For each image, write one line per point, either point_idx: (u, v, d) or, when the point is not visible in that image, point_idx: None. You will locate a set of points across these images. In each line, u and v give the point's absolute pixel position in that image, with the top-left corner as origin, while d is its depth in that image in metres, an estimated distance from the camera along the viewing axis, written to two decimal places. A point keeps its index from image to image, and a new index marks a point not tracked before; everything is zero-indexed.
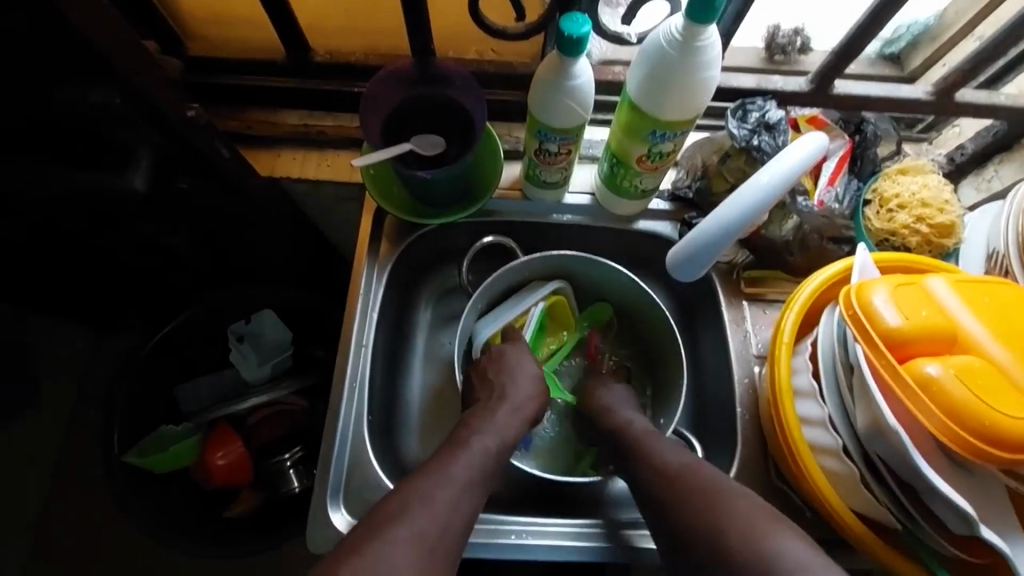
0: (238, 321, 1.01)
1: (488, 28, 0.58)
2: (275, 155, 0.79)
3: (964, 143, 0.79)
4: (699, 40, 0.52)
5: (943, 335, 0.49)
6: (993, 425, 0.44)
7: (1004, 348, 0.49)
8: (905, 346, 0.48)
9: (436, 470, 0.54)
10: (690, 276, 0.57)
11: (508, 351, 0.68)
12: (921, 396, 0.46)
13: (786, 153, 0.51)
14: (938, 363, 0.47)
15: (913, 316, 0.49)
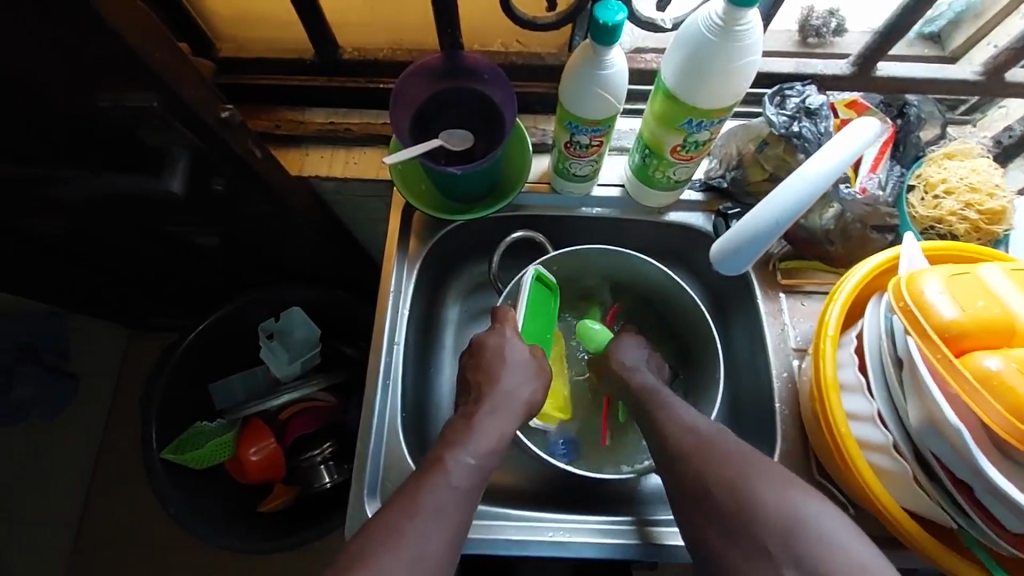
0: (268, 320, 1.02)
1: (519, 20, 0.57)
2: (303, 154, 0.80)
3: (1011, 124, 0.76)
4: (739, 25, 0.50)
5: (1001, 327, 0.47)
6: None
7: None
8: (961, 339, 0.46)
9: (416, 499, 0.51)
10: (736, 270, 0.57)
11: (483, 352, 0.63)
12: (979, 391, 0.44)
13: (828, 147, 0.48)
14: (998, 356, 0.45)
15: (968, 308, 0.47)
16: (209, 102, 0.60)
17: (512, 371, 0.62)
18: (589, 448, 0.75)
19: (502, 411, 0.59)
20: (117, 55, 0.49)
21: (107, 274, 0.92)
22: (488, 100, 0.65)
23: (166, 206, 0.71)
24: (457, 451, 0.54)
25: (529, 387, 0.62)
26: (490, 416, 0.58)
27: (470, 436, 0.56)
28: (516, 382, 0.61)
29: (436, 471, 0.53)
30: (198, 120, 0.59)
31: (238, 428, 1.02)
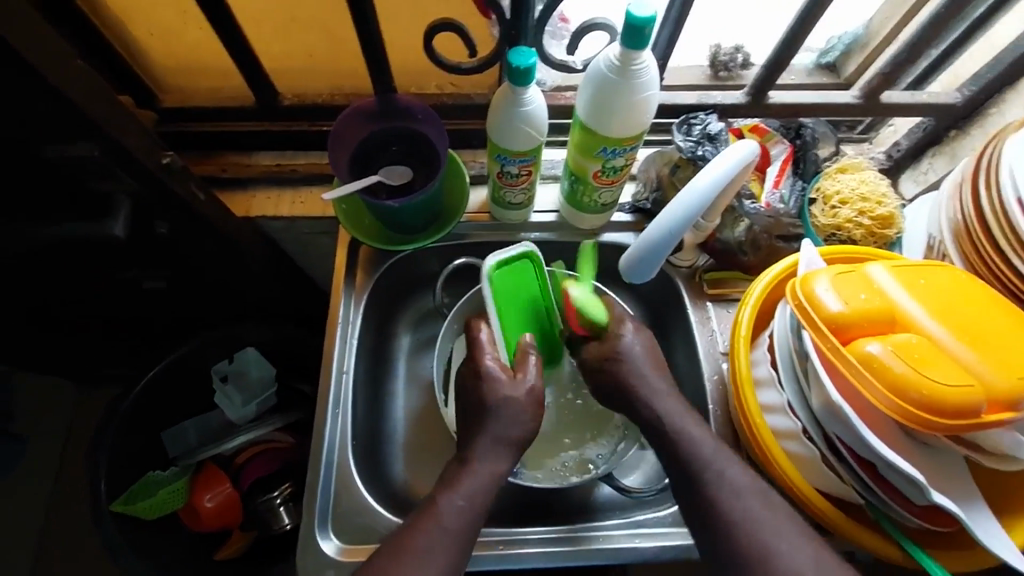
0: (220, 361, 1.02)
1: (441, 64, 0.62)
2: (250, 196, 0.83)
3: (898, 139, 0.85)
4: (635, 64, 0.56)
5: (883, 317, 0.52)
6: (930, 397, 0.47)
7: (940, 325, 0.52)
8: (847, 329, 0.52)
9: (401, 550, 0.53)
10: (645, 278, 0.59)
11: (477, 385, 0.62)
12: (866, 375, 0.49)
13: (708, 164, 0.53)
14: (878, 342, 0.50)
15: (852, 301, 0.52)
16: (150, 149, 0.62)
17: (508, 419, 0.60)
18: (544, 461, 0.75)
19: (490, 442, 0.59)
20: (54, 107, 0.51)
21: (54, 326, 0.91)
22: (424, 137, 0.70)
23: (112, 252, 0.72)
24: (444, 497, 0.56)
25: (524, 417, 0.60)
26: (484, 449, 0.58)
27: (460, 474, 0.57)
28: (506, 422, 0.59)
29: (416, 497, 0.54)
30: (139, 166, 0.61)
31: (190, 475, 0.99)
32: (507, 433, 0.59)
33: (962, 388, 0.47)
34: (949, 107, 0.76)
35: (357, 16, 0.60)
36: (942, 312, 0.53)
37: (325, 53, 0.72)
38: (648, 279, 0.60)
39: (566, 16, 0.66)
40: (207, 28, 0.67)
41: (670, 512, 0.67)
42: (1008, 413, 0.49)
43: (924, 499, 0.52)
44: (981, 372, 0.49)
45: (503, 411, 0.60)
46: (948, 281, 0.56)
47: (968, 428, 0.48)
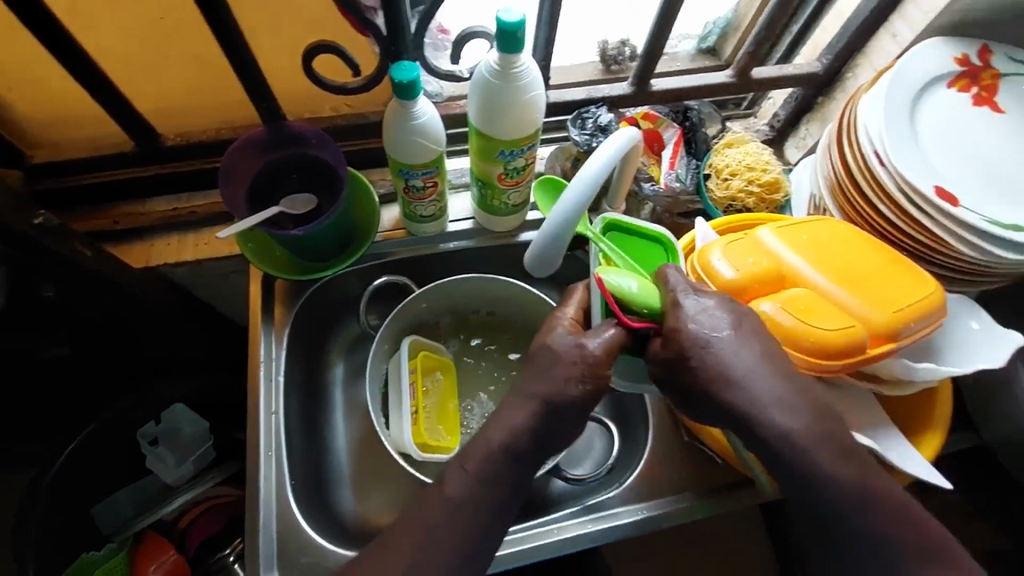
0: (146, 424, 0.95)
1: (327, 86, 0.61)
2: (148, 246, 0.79)
3: (777, 110, 0.91)
4: (515, 67, 0.58)
5: (772, 276, 0.57)
6: (818, 344, 0.52)
7: (824, 275, 0.56)
8: (742, 293, 0.56)
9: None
10: (549, 273, 0.56)
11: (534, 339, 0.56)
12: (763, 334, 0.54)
13: (596, 149, 0.53)
14: (770, 301, 0.54)
15: (743, 267, 0.56)
16: (19, 211, 0.58)
17: (542, 372, 0.53)
18: None
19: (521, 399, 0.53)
20: None
21: None
22: (322, 161, 0.69)
23: None
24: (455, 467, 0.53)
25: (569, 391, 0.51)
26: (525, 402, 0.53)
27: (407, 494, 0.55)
28: (543, 378, 0.52)
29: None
30: (7, 231, 0.57)
31: (128, 548, 0.93)
32: (556, 395, 0.51)
33: (845, 330, 0.52)
34: (811, 76, 0.82)
35: (229, 49, 0.60)
36: (824, 263, 0.57)
37: (208, 87, 0.71)
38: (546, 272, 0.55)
39: (444, 27, 0.68)
40: (69, 75, 0.63)
41: (618, 493, 0.69)
42: (888, 344, 0.54)
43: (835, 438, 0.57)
44: (861, 312, 0.54)
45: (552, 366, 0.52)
46: (827, 232, 0.60)
47: (855, 362, 0.53)
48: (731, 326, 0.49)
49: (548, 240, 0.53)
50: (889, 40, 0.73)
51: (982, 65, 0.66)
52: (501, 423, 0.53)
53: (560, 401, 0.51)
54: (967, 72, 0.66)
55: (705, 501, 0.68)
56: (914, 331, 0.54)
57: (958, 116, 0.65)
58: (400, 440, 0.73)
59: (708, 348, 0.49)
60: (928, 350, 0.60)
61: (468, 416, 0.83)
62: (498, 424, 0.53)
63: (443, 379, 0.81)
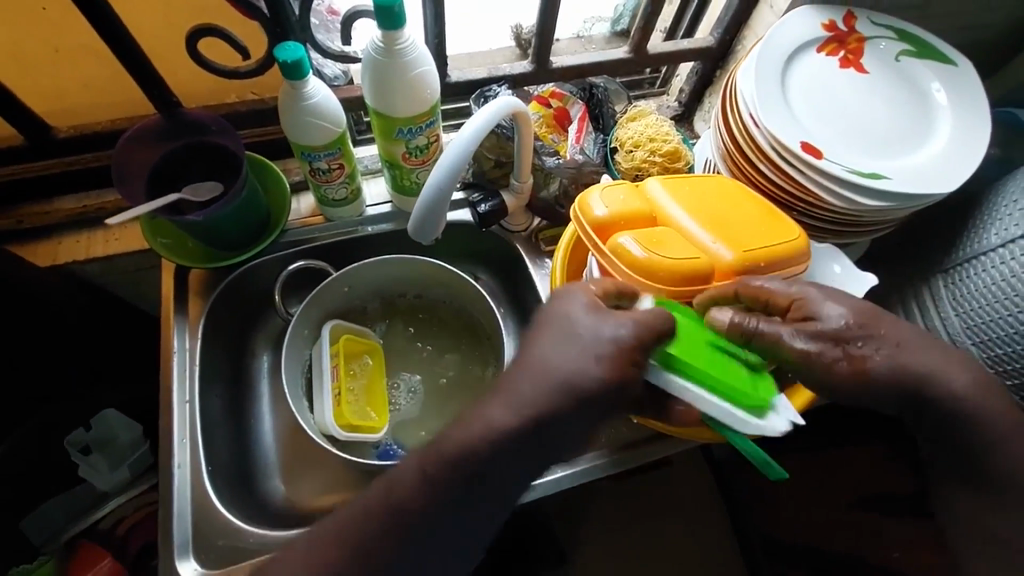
0: (75, 431, 0.93)
1: (216, 70, 0.62)
2: (56, 243, 0.78)
3: (683, 86, 0.95)
4: (400, 43, 0.60)
5: (644, 215, 0.62)
6: (662, 271, 0.54)
7: (693, 218, 0.61)
8: (610, 228, 0.60)
9: None
10: (431, 242, 0.56)
11: (547, 314, 0.52)
12: (616, 261, 0.56)
13: (474, 112, 0.54)
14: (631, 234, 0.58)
15: (614, 206, 0.61)
16: None
17: (564, 344, 0.49)
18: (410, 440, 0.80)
19: (516, 388, 0.49)
20: None
21: None
22: (223, 149, 0.68)
23: None
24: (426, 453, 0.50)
25: (589, 370, 0.48)
26: (526, 378, 0.49)
27: None
28: (555, 352, 0.49)
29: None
30: None
31: (60, 557, 0.93)
32: (575, 376, 0.48)
33: (692, 261, 0.55)
34: (707, 50, 0.86)
35: (110, 39, 0.60)
36: (698, 211, 0.62)
37: (105, 77, 0.71)
38: (431, 241, 0.56)
39: (333, 8, 0.68)
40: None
41: None
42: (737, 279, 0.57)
43: None
44: (716, 250, 0.58)
45: (562, 345, 0.49)
46: (714, 184, 0.66)
47: (701, 293, 0.56)
48: (875, 317, 0.54)
49: (428, 203, 0.53)
50: (768, 11, 0.78)
51: (847, 30, 0.71)
52: (478, 420, 0.48)
53: (581, 382, 0.47)
54: (835, 38, 0.70)
55: (620, 456, 0.71)
56: (763, 271, 0.58)
57: (827, 77, 0.69)
58: (321, 422, 0.73)
59: (874, 338, 0.53)
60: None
61: (396, 393, 0.84)
62: (478, 416, 0.49)
63: (368, 362, 0.81)
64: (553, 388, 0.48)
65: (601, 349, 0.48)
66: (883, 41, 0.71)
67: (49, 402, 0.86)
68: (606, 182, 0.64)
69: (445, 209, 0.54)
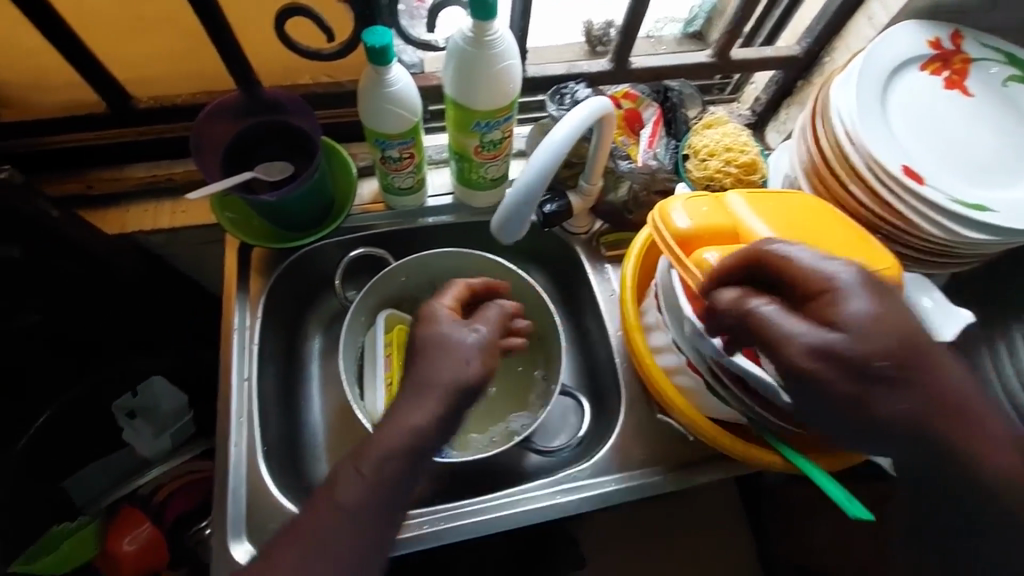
0: (124, 395, 0.96)
1: (299, 53, 0.61)
2: (123, 212, 0.78)
3: (759, 94, 0.91)
4: (489, 35, 0.58)
5: (728, 230, 0.60)
6: (749, 290, 0.53)
7: (778, 237, 0.59)
8: (692, 242, 0.58)
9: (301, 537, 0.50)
10: (512, 239, 0.54)
11: (420, 334, 0.58)
12: (701, 276, 0.55)
13: (565, 113, 0.53)
14: (715, 251, 0.56)
15: (697, 219, 0.59)
16: None
17: (435, 363, 0.55)
18: (457, 437, 0.79)
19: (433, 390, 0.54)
20: None
21: None
22: (299, 131, 0.68)
23: None
24: (349, 468, 0.52)
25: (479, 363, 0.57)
26: (418, 392, 0.55)
27: None
28: (444, 365, 0.55)
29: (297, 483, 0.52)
30: None
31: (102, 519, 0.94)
32: (455, 381, 0.55)
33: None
34: (791, 59, 0.82)
35: (201, 13, 0.59)
36: (782, 230, 0.60)
37: (183, 49, 0.70)
38: (513, 241, 0.55)
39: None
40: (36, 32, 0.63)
41: (588, 465, 0.70)
42: None
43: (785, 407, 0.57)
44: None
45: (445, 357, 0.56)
46: (796, 203, 0.64)
47: None
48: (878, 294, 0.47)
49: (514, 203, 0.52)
50: (866, 23, 0.74)
51: (954, 49, 0.67)
52: (399, 424, 0.53)
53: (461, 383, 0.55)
54: (939, 56, 0.67)
55: (674, 475, 0.69)
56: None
57: (928, 99, 0.66)
58: (373, 411, 0.73)
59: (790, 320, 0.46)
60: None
61: None
62: (393, 423, 0.54)
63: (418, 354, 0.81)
64: (446, 396, 0.54)
65: (474, 356, 0.57)
66: (992, 65, 0.67)
67: (87, 369, 0.93)
68: (687, 193, 0.63)
69: (531, 210, 0.53)
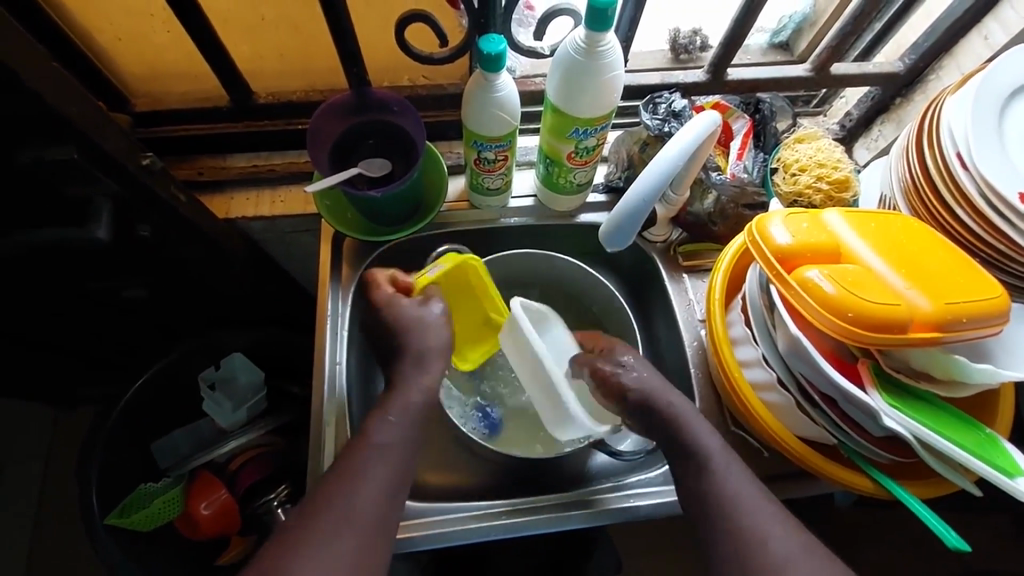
0: (208, 368, 1.02)
1: (416, 57, 0.65)
2: (229, 198, 0.84)
3: (850, 110, 0.89)
4: (601, 46, 0.60)
5: (828, 248, 0.59)
6: (856, 312, 0.53)
7: (882, 259, 0.58)
8: (793, 259, 0.58)
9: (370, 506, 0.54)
10: (618, 246, 0.64)
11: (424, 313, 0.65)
12: (803, 295, 0.55)
13: (676, 134, 0.59)
14: (818, 269, 0.56)
15: (799, 235, 0.59)
16: (130, 151, 0.63)
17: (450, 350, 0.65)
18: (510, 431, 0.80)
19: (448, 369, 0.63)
20: (35, 111, 0.52)
21: (38, 346, 0.90)
22: (400, 129, 0.71)
23: (90, 257, 0.72)
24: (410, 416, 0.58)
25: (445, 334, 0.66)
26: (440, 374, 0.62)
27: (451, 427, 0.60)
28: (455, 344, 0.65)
29: (385, 442, 0.56)
30: (120, 168, 0.61)
31: (185, 483, 0.99)
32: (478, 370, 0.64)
33: (888, 307, 0.53)
34: (893, 76, 0.81)
35: (331, 17, 0.63)
36: (885, 250, 0.59)
37: (299, 50, 0.74)
38: (621, 248, 0.65)
39: (530, 3, 0.71)
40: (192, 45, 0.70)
41: (661, 472, 0.72)
42: (933, 333, 0.54)
43: (880, 428, 0.57)
44: (912, 297, 0.55)
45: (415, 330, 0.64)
46: (898, 225, 0.62)
47: (894, 341, 0.53)
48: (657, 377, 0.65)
49: (630, 210, 0.61)
50: (980, 42, 0.72)
51: None
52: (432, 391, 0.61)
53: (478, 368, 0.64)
54: None
55: None
56: (963, 328, 0.54)
57: None
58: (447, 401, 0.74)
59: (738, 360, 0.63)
60: (982, 352, 0.59)
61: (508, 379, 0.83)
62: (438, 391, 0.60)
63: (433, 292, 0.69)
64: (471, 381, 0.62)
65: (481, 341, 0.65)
66: None
67: (189, 334, 1.00)
68: (785, 208, 0.62)
69: (643, 219, 0.63)
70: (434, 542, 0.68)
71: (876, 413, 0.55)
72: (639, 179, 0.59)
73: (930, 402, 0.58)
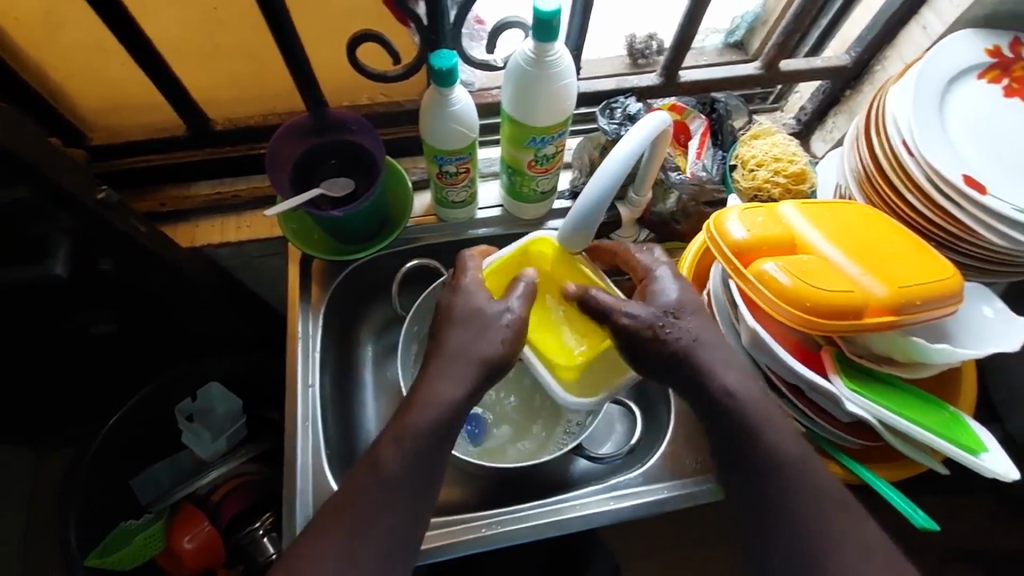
0: (185, 399, 0.99)
1: (369, 76, 0.65)
2: (194, 226, 0.83)
3: (804, 104, 0.91)
4: (549, 55, 0.61)
5: (784, 240, 0.60)
6: (812, 301, 0.54)
7: (837, 247, 0.60)
8: (749, 253, 0.59)
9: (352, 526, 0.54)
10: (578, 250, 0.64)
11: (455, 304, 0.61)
12: (761, 288, 0.56)
13: (626, 135, 0.60)
14: (773, 262, 0.57)
15: (754, 230, 0.60)
16: (85, 186, 0.63)
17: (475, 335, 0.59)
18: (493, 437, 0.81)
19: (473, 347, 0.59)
20: None
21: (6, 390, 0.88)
22: (360, 148, 0.72)
23: (52, 295, 0.71)
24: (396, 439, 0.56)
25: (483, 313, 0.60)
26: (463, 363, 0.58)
27: None
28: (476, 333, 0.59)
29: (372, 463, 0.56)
30: (76, 204, 0.61)
31: (166, 518, 0.97)
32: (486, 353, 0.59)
33: (843, 295, 0.54)
34: (840, 69, 0.83)
35: (281, 42, 0.63)
36: (840, 239, 0.61)
37: (254, 75, 0.74)
38: (579, 250, 0.66)
39: (480, 17, 0.72)
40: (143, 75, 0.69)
41: (640, 472, 0.72)
42: (889, 317, 0.55)
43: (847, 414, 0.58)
44: (867, 283, 0.56)
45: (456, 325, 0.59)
46: (853, 213, 0.64)
47: (850, 328, 0.54)
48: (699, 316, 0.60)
49: (585, 213, 0.62)
50: (919, 32, 0.75)
51: (1013, 57, 0.68)
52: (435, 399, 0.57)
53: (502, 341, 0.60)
54: (998, 64, 0.68)
55: None
56: (919, 310, 0.55)
57: (985, 107, 0.67)
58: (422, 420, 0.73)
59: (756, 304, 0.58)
60: (940, 333, 0.61)
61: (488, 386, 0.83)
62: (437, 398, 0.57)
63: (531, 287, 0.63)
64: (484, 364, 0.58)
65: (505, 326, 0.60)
66: None
67: (164, 367, 0.98)
68: (741, 203, 0.63)
69: (599, 221, 0.63)
70: (419, 559, 0.68)
71: (839, 399, 0.56)
72: (591, 183, 0.60)
73: (893, 387, 0.59)
